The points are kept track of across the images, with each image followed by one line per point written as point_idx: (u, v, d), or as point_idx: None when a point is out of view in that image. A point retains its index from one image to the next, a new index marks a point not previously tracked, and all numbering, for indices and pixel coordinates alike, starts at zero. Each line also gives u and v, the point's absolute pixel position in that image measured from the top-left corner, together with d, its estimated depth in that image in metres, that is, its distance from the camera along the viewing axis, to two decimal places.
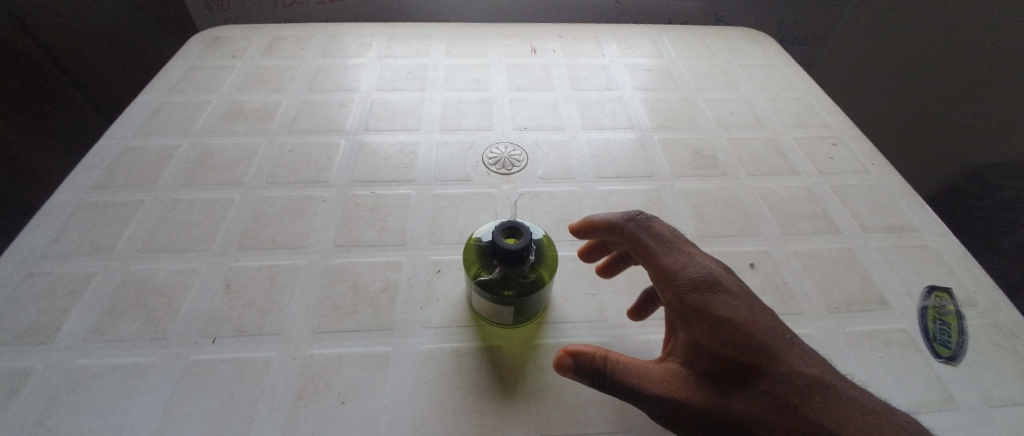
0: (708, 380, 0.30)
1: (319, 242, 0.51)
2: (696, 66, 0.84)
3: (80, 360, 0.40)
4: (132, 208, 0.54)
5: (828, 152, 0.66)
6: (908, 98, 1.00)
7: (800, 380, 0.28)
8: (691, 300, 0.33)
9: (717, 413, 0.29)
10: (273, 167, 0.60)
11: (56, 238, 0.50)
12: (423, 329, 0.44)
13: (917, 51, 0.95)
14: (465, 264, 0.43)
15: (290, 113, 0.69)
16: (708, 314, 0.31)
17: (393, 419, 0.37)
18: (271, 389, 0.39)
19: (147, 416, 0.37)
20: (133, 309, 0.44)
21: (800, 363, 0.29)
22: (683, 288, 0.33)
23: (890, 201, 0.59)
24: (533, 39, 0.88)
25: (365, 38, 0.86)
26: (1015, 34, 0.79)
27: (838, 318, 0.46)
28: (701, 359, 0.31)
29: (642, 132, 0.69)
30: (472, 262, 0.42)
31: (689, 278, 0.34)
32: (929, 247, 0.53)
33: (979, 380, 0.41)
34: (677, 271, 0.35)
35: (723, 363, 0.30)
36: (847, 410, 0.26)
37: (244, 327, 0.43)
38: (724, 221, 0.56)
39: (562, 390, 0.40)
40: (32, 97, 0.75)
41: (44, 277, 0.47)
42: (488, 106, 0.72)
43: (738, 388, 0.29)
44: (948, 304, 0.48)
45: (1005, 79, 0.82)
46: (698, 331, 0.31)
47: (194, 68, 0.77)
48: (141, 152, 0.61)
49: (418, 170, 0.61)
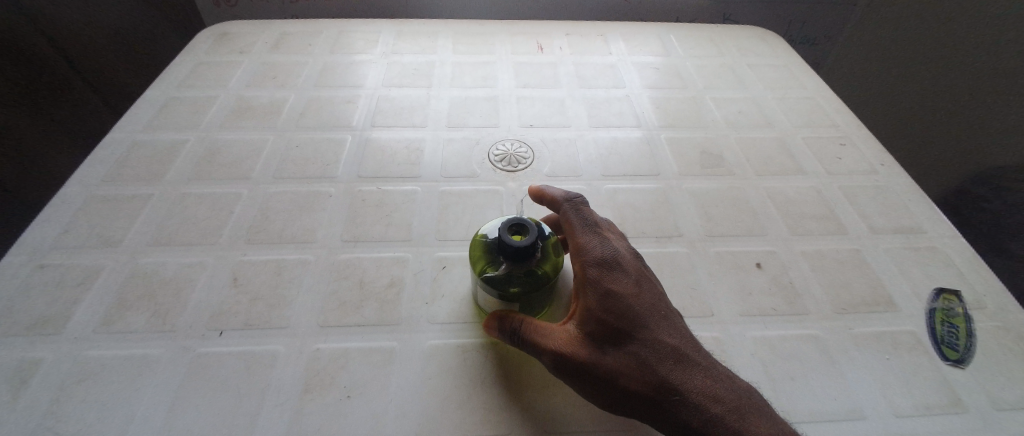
0: (593, 340, 0.34)
1: (326, 237, 0.52)
2: (703, 64, 0.83)
3: (89, 351, 0.41)
4: (141, 201, 0.55)
5: (837, 153, 0.65)
6: (920, 98, 0.99)
7: (666, 350, 0.33)
8: (592, 273, 0.36)
9: (595, 367, 0.33)
10: (280, 162, 0.61)
11: (66, 230, 0.51)
12: (428, 325, 0.44)
13: (928, 51, 0.95)
14: (471, 260, 0.42)
15: (298, 108, 0.69)
16: (606, 285, 0.35)
17: (399, 414, 0.37)
18: (278, 383, 0.39)
19: (155, 407, 0.37)
20: (142, 302, 0.45)
21: (669, 337, 0.34)
22: (589, 262, 0.36)
23: (900, 203, 0.58)
24: (540, 37, 0.88)
25: (372, 34, 0.86)
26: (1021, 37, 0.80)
27: (845, 319, 0.46)
28: (592, 326, 0.34)
29: (649, 130, 0.68)
30: (477, 258, 0.41)
31: (595, 256, 0.37)
32: (939, 250, 0.53)
33: (987, 384, 0.41)
34: (589, 247, 0.37)
35: (614, 332, 0.33)
36: (691, 375, 0.33)
37: (251, 320, 0.44)
38: (731, 221, 0.55)
39: (567, 387, 0.40)
40: (42, 92, 0.76)
41: (54, 268, 0.47)
42: (494, 104, 0.72)
43: (617, 346, 0.33)
44: (957, 307, 0.47)
45: (1020, 78, 0.81)
46: (601, 304, 0.34)
47: (203, 64, 0.77)
48: (150, 146, 0.62)
49: (425, 166, 0.61)
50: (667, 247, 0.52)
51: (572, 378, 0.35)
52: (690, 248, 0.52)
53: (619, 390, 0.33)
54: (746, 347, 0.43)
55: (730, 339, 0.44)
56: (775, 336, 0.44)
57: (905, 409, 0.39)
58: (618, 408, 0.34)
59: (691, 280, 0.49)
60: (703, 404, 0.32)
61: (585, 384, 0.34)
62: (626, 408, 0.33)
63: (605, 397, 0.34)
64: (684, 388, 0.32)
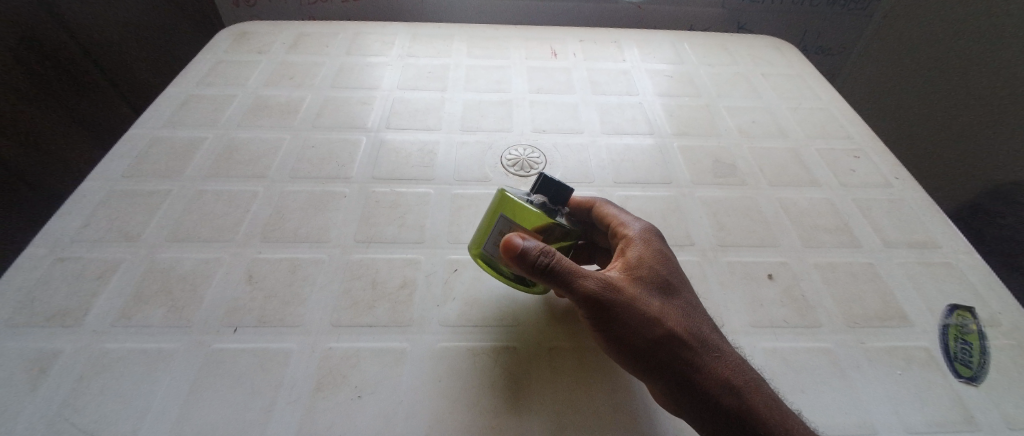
0: (641, 283, 0.38)
1: (340, 237, 0.52)
2: (717, 73, 0.83)
3: (107, 344, 0.42)
4: (159, 197, 0.56)
5: (850, 165, 0.65)
6: (937, 107, 0.97)
7: (697, 310, 0.39)
8: (644, 238, 0.42)
9: (640, 308, 0.36)
10: (296, 161, 0.61)
11: (86, 224, 0.52)
12: (440, 327, 0.44)
13: (948, 59, 0.93)
14: (490, 215, 0.41)
15: (314, 108, 0.70)
16: (651, 250, 0.41)
17: (409, 415, 0.38)
18: (291, 380, 0.40)
19: (170, 401, 0.38)
20: (159, 296, 0.46)
21: (698, 303, 0.40)
22: (639, 230, 0.43)
23: (914, 217, 0.58)
24: (554, 42, 0.88)
25: (387, 36, 0.87)
26: None
27: (857, 333, 0.46)
28: (642, 272, 0.39)
29: (661, 138, 0.68)
30: (491, 211, 0.42)
31: (644, 227, 0.44)
32: (954, 265, 0.52)
33: (1002, 403, 0.40)
34: (637, 222, 0.45)
35: (660, 280, 0.39)
36: (715, 333, 0.38)
37: (265, 317, 0.44)
38: (743, 231, 0.55)
39: (577, 392, 0.40)
40: (62, 86, 0.77)
41: (74, 261, 0.48)
42: (507, 108, 0.72)
43: (660, 297, 0.38)
44: (971, 323, 0.47)
45: None
46: (650, 257, 0.40)
47: (222, 62, 0.79)
48: (169, 143, 0.63)
49: (438, 169, 0.61)
50: (678, 255, 0.52)
51: (613, 317, 0.36)
52: (701, 257, 0.52)
53: (660, 327, 0.36)
54: (756, 358, 0.43)
55: (740, 349, 0.44)
56: (786, 347, 0.44)
57: (916, 426, 0.39)
58: (654, 353, 0.36)
59: (702, 289, 0.49)
60: (726, 355, 0.37)
61: (624, 324, 0.36)
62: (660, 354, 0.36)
63: (645, 339, 0.36)
64: (711, 340, 0.37)
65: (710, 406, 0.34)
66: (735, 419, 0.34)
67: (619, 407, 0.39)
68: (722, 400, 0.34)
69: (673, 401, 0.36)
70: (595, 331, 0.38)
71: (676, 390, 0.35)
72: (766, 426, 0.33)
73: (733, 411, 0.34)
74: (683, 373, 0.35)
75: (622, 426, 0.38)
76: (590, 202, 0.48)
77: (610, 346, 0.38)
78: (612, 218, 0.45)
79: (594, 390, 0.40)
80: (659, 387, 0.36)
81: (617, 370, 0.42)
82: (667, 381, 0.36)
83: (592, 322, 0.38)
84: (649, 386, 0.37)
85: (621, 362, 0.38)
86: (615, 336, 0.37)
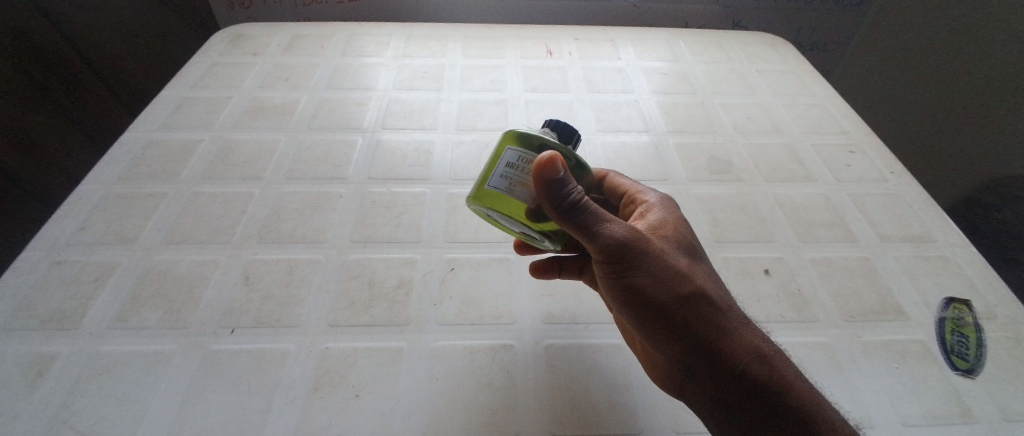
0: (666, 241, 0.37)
1: (337, 237, 0.52)
2: (713, 70, 0.83)
3: (104, 346, 0.42)
4: (155, 199, 0.56)
5: (845, 160, 0.65)
6: (928, 103, 0.98)
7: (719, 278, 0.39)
8: (665, 205, 0.43)
9: (667, 262, 0.35)
10: (292, 162, 0.61)
11: (82, 227, 0.52)
12: (437, 326, 0.44)
13: (942, 55, 0.93)
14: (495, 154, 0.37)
15: (310, 109, 0.70)
16: (672, 217, 0.41)
17: (408, 414, 0.38)
18: (289, 380, 0.40)
19: (168, 403, 0.38)
20: (156, 299, 0.46)
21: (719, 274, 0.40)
22: (659, 199, 0.44)
23: (909, 211, 0.58)
24: (550, 41, 0.88)
25: (383, 37, 0.87)
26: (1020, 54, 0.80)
27: (853, 327, 0.46)
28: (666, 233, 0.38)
29: (657, 135, 0.69)
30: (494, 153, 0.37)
31: (665, 196, 0.44)
32: (949, 258, 0.53)
33: (998, 394, 0.41)
34: (656, 192, 0.45)
35: (686, 243, 0.38)
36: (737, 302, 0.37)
37: (263, 318, 0.44)
38: (739, 228, 0.55)
39: (574, 390, 0.40)
40: (58, 90, 0.77)
41: (70, 264, 0.48)
42: (503, 107, 0.72)
43: (686, 258, 0.37)
44: (966, 316, 0.47)
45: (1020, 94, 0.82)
46: (674, 222, 0.40)
47: (217, 65, 0.79)
48: (165, 145, 0.63)
49: (434, 169, 0.61)
50: None
51: (639, 266, 0.34)
52: None
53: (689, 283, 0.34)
54: None
55: None
56: (782, 342, 0.44)
57: (912, 418, 0.39)
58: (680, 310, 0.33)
59: None
60: (750, 322, 0.35)
61: (652, 277, 0.34)
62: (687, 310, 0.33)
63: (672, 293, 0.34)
64: (735, 307, 0.36)
65: (736, 371, 0.32)
66: (763, 387, 0.32)
67: (615, 403, 0.40)
68: (750, 366, 0.32)
69: (693, 365, 0.34)
70: (611, 286, 0.36)
71: (700, 351, 0.33)
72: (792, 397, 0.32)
73: (760, 378, 0.32)
74: (710, 334, 0.33)
75: (618, 422, 0.38)
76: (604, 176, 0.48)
77: (629, 301, 0.35)
78: (629, 189, 0.46)
79: (591, 386, 0.41)
80: (680, 348, 0.34)
81: (613, 367, 0.42)
82: (691, 342, 0.33)
83: (613, 274, 0.35)
84: (667, 350, 0.35)
85: (638, 321, 0.35)
86: (638, 289, 0.34)
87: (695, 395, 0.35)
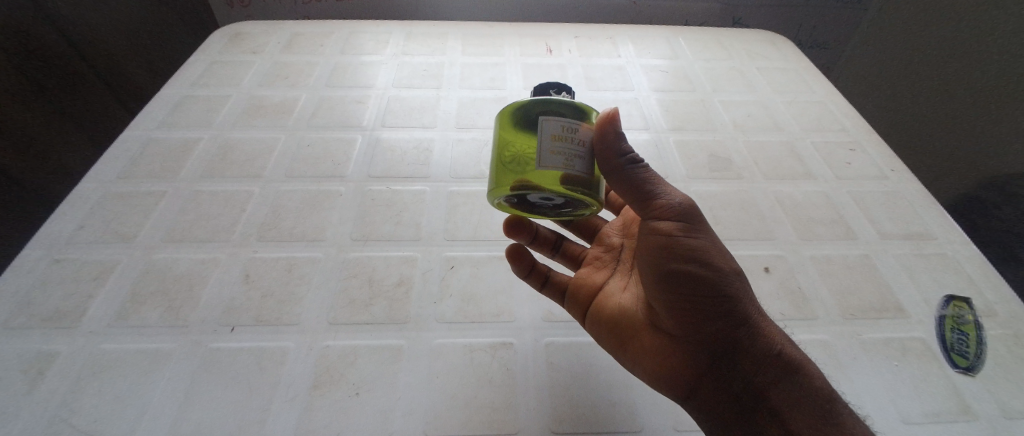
0: None
1: (336, 235, 0.52)
2: (713, 68, 0.83)
3: (104, 345, 0.42)
4: (154, 198, 0.56)
5: (845, 158, 0.65)
6: (927, 100, 0.97)
7: None
8: None
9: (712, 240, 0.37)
10: (292, 161, 0.61)
11: (81, 226, 0.52)
12: (437, 324, 0.44)
13: (943, 50, 0.92)
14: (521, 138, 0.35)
15: (309, 108, 0.70)
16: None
17: (408, 412, 0.38)
18: (289, 378, 0.40)
19: (167, 401, 0.38)
20: (156, 297, 0.46)
21: None
22: None
23: (910, 209, 0.58)
24: (550, 39, 0.88)
25: (382, 35, 0.87)
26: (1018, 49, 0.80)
27: (854, 324, 0.46)
28: None
29: (657, 133, 0.68)
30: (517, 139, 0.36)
31: None
32: (950, 256, 0.52)
33: (998, 392, 0.41)
34: None
35: None
36: None
37: (263, 316, 0.44)
38: (740, 225, 0.55)
39: (574, 389, 0.40)
40: (59, 90, 0.76)
41: (70, 263, 0.48)
42: (503, 105, 0.72)
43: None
44: (967, 314, 0.47)
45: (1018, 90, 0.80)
46: None
47: (216, 63, 0.79)
48: (164, 144, 0.63)
49: (434, 167, 0.61)
50: None
51: (704, 231, 0.35)
52: None
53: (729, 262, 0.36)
54: None
55: None
56: None
57: (912, 416, 0.39)
58: (736, 281, 0.34)
59: None
60: None
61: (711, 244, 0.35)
62: (741, 282, 0.34)
63: (733, 264, 0.34)
64: None
65: (777, 350, 0.33)
66: (798, 366, 0.33)
67: (614, 401, 0.40)
68: (786, 346, 0.34)
69: (740, 342, 0.33)
70: (665, 251, 0.34)
71: (749, 325, 0.33)
72: (818, 380, 0.33)
73: (795, 358, 0.34)
74: (756, 310, 0.35)
75: (617, 421, 0.38)
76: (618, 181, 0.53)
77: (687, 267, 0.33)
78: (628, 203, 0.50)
79: (590, 384, 0.41)
80: (730, 322, 0.33)
81: (612, 365, 0.42)
82: (741, 316, 0.33)
83: (676, 232, 0.34)
84: (710, 328, 0.33)
85: (689, 292, 0.33)
86: (702, 252, 0.34)
87: (726, 382, 0.33)
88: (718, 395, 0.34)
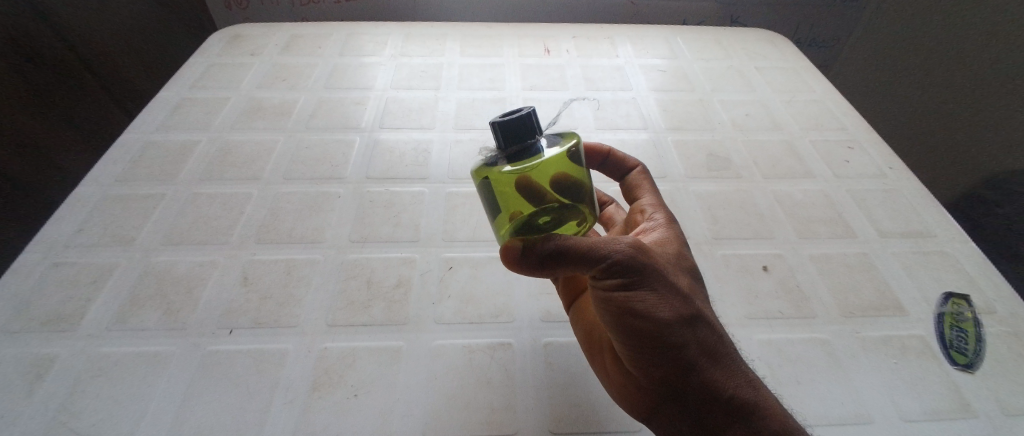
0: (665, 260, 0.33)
1: (335, 237, 0.52)
2: (711, 67, 0.83)
3: (103, 348, 0.42)
4: (153, 201, 0.56)
5: (844, 156, 0.65)
6: (921, 99, 0.97)
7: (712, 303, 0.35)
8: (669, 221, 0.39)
9: (671, 278, 0.31)
10: (291, 163, 0.61)
11: (80, 229, 0.52)
12: (436, 325, 0.44)
13: (943, 45, 0.91)
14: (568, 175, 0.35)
15: (309, 109, 0.70)
16: (675, 236, 0.36)
17: (406, 413, 0.38)
18: (287, 379, 0.40)
19: (167, 403, 0.38)
20: (155, 299, 0.46)
21: None
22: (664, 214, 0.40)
23: (909, 207, 0.58)
24: (548, 39, 0.88)
25: (381, 37, 0.87)
26: (1007, 47, 0.80)
27: (853, 323, 0.46)
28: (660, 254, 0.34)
29: (655, 132, 0.68)
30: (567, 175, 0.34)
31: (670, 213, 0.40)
32: (948, 254, 0.52)
33: (998, 389, 0.41)
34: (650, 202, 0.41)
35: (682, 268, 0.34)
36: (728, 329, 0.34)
37: (261, 318, 0.44)
38: (738, 224, 0.55)
39: (573, 389, 0.40)
40: (54, 90, 0.76)
41: (69, 266, 0.48)
42: (502, 106, 0.72)
43: (691, 279, 0.33)
44: (966, 311, 0.47)
45: (1010, 87, 0.81)
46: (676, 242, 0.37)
47: (215, 65, 0.79)
48: (163, 147, 0.63)
49: (432, 168, 0.61)
50: None
51: (648, 279, 0.30)
52: (696, 251, 0.52)
53: (689, 302, 0.30)
54: (752, 350, 0.43)
55: (735, 340, 0.44)
56: (781, 338, 0.44)
57: (912, 415, 0.39)
58: (680, 330, 0.29)
59: None
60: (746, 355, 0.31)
61: (654, 292, 0.29)
62: (688, 332, 0.29)
63: (679, 309, 0.29)
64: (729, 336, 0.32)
65: (727, 395, 0.29)
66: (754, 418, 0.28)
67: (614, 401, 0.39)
68: (742, 389, 0.29)
69: (684, 392, 0.30)
70: (603, 302, 0.31)
71: (695, 373, 0.29)
72: (783, 428, 0.28)
73: (751, 405, 0.29)
74: (711, 352, 0.30)
75: (618, 420, 0.38)
76: (629, 176, 0.44)
77: (624, 319, 0.30)
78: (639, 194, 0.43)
79: (589, 384, 0.41)
80: (672, 372, 0.30)
81: None
82: (686, 365, 0.29)
83: (612, 288, 0.30)
84: (652, 373, 0.31)
85: (631, 339, 0.31)
86: (638, 306, 0.29)
87: (672, 422, 0.31)
88: (668, 428, 0.32)
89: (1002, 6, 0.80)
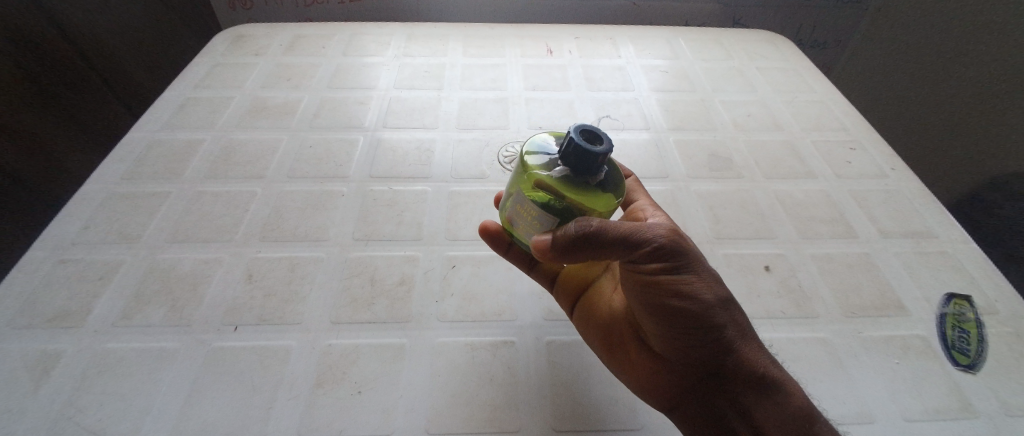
0: None
1: (338, 235, 0.53)
2: (712, 67, 0.83)
3: (109, 344, 0.42)
4: (159, 199, 0.56)
5: (846, 157, 0.65)
6: (926, 99, 0.97)
7: None
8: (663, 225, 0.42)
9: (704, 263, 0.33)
10: (294, 162, 0.62)
11: (86, 226, 0.52)
12: (438, 322, 0.45)
13: (947, 45, 0.91)
14: None
15: (312, 109, 0.71)
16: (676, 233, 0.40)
17: (409, 410, 0.38)
18: (292, 376, 0.40)
19: (172, 398, 0.38)
20: (160, 296, 0.46)
21: None
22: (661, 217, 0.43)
23: (909, 207, 0.58)
24: (550, 40, 0.89)
25: (384, 37, 0.88)
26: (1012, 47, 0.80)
27: (854, 322, 0.46)
28: None
29: (657, 132, 0.69)
30: None
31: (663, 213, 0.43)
32: (949, 254, 0.53)
33: (999, 389, 0.41)
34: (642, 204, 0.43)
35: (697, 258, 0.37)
36: None
37: (265, 316, 0.45)
38: (739, 224, 0.56)
39: (576, 388, 0.40)
40: (59, 88, 0.76)
41: (74, 263, 0.48)
42: (504, 106, 0.72)
43: None
44: (968, 312, 0.47)
45: (1015, 87, 0.80)
46: None
47: (220, 65, 0.79)
48: (168, 145, 0.63)
49: (435, 167, 0.62)
50: None
51: (691, 262, 0.31)
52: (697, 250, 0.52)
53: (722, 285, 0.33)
54: None
55: None
56: (783, 337, 0.45)
57: (913, 414, 0.39)
58: (721, 312, 0.32)
59: None
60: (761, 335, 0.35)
61: (699, 277, 0.31)
62: (728, 312, 0.32)
63: (722, 292, 0.32)
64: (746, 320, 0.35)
65: (759, 372, 0.33)
66: (781, 386, 0.33)
67: (616, 399, 0.40)
68: (769, 366, 0.33)
69: (721, 367, 0.33)
70: (645, 285, 0.33)
71: (734, 351, 0.33)
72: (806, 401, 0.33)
73: (777, 376, 0.33)
74: (744, 335, 0.33)
75: (620, 418, 0.38)
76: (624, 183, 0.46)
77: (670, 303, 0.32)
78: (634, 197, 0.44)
79: (591, 382, 0.41)
80: (715, 350, 0.33)
81: None
82: (725, 345, 0.32)
83: (658, 269, 0.31)
84: (692, 355, 0.34)
85: (673, 322, 0.33)
86: (684, 288, 0.31)
87: (708, 400, 0.35)
88: (704, 406, 0.35)
89: (1007, 7, 0.80)
